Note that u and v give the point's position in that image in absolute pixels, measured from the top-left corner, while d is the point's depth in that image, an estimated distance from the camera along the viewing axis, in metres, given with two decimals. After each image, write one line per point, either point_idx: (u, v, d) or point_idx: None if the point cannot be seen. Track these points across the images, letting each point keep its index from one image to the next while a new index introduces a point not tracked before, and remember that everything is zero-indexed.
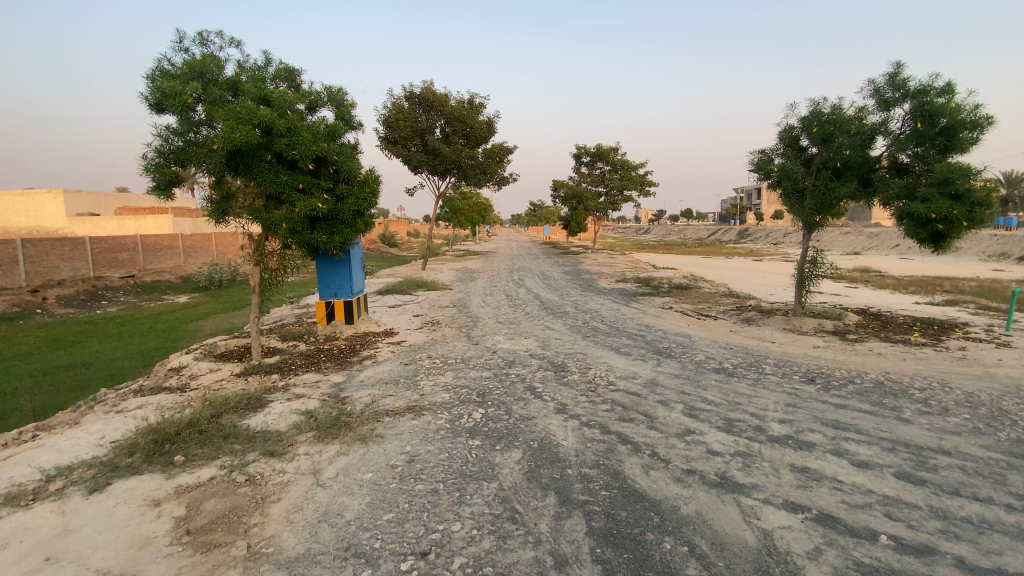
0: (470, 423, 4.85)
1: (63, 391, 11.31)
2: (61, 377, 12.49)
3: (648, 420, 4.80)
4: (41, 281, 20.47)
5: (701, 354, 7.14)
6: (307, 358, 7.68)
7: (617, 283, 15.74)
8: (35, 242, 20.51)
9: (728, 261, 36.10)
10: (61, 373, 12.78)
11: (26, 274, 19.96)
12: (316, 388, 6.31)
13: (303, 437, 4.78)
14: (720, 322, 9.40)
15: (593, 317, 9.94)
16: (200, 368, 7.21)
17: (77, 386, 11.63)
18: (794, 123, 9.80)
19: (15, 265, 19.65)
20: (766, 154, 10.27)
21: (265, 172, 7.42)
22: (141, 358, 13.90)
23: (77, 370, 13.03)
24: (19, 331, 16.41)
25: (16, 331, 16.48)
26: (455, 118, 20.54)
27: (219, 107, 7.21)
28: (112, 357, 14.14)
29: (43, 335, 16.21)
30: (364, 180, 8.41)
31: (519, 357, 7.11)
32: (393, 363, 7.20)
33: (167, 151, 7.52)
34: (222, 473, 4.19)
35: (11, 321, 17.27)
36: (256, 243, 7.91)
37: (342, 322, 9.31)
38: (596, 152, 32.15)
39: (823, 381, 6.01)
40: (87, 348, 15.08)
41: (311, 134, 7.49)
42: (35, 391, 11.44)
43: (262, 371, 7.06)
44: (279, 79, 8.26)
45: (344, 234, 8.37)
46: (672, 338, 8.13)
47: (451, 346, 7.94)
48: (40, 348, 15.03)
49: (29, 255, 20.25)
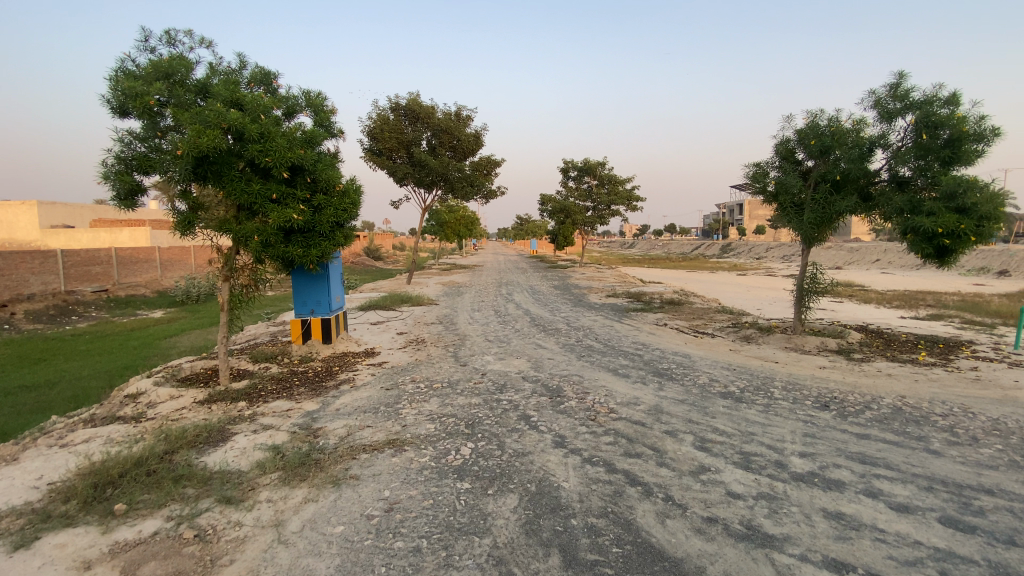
0: (458, 461, 4.31)
1: (25, 414, 10.50)
2: (20, 398, 11.62)
3: (656, 455, 4.31)
4: (10, 295, 19.35)
5: (704, 376, 6.70)
6: (278, 383, 7.05)
7: (608, 298, 15.35)
8: (3, 255, 19.49)
9: (715, 275, 36.04)
10: (23, 394, 11.90)
11: None
12: (286, 418, 5.71)
13: (267, 478, 4.19)
14: (718, 340, 8.99)
15: (586, 335, 9.46)
16: (159, 394, 6.52)
17: (39, 408, 10.78)
18: (789, 136, 9.57)
19: None
20: (761, 167, 10.00)
21: (236, 180, 6.85)
22: (108, 378, 13.07)
23: (41, 391, 12.14)
24: None
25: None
26: (441, 130, 20.18)
27: (185, 110, 6.64)
28: (79, 377, 13.25)
29: (6, 353, 15.22)
30: (344, 190, 7.85)
31: (510, 380, 6.59)
32: (372, 388, 6.61)
33: (127, 157, 6.90)
34: (168, 527, 3.58)
35: None
36: (226, 257, 7.33)
37: (318, 341, 8.70)
38: (583, 167, 32.04)
39: (838, 407, 5.59)
40: (52, 366, 14.18)
41: (286, 139, 6.92)
42: None
43: (228, 398, 6.41)
44: (253, 82, 7.74)
45: (321, 247, 7.80)
46: (671, 357, 7.69)
47: (436, 368, 7.38)
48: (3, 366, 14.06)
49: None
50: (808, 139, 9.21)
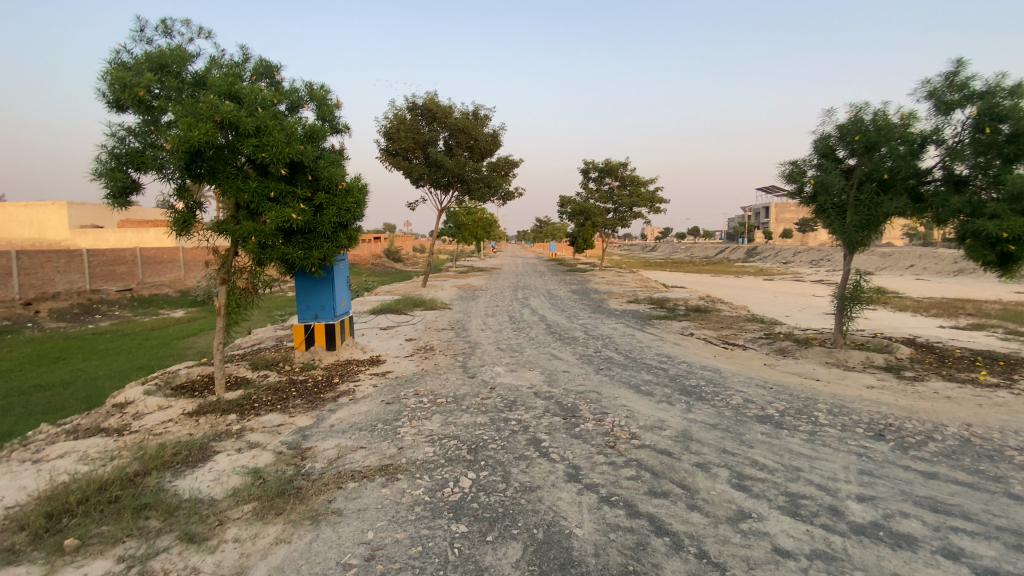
0: (455, 496, 3.74)
1: (37, 415, 10.33)
2: (35, 398, 11.47)
3: (686, 495, 3.69)
4: (35, 294, 19.75)
5: (738, 395, 6.02)
6: (274, 393, 6.60)
7: (629, 304, 14.67)
8: (29, 254, 19.76)
9: (739, 280, 34.92)
10: (38, 394, 11.79)
11: (20, 286, 19.21)
12: (274, 435, 5.23)
13: (239, 511, 3.69)
14: (751, 352, 8.27)
15: (606, 345, 8.83)
16: (148, 404, 6.13)
17: (50, 409, 10.58)
18: (829, 132, 8.80)
19: (8, 278, 18.89)
20: (797, 165, 9.24)
21: (232, 176, 6.42)
22: (123, 379, 12.87)
23: (55, 391, 12.02)
24: (4, 346, 15.51)
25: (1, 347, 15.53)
26: (458, 130, 19.74)
27: (178, 101, 6.21)
28: (95, 377, 13.09)
29: (26, 352, 15.23)
30: (348, 188, 7.40)
31: (520, 395, 6.00)
32: (372, 402, 6.10)
33: (119, 153, 6.50)
34: (116, 570, 3.07)
35: None
36: (223, 258, 6.93)
37: (322, 347, 8.27)
38: (604, 168, 31.28)
39: (895, 437, 4.87)
40: (70, 366, 14.10)
41: (285, 133, 6.45)
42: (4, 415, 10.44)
43: (218, 410, 5.97)
44: (254, 74, 7.32)
45: (322, 249, 7.36)
46: (699, 372, 7.01)
47: (442, 380, 6.85)
48: (21, 365, 14.02)
49: (22, 267, 19.49)
50: (850, 135, 8.46)
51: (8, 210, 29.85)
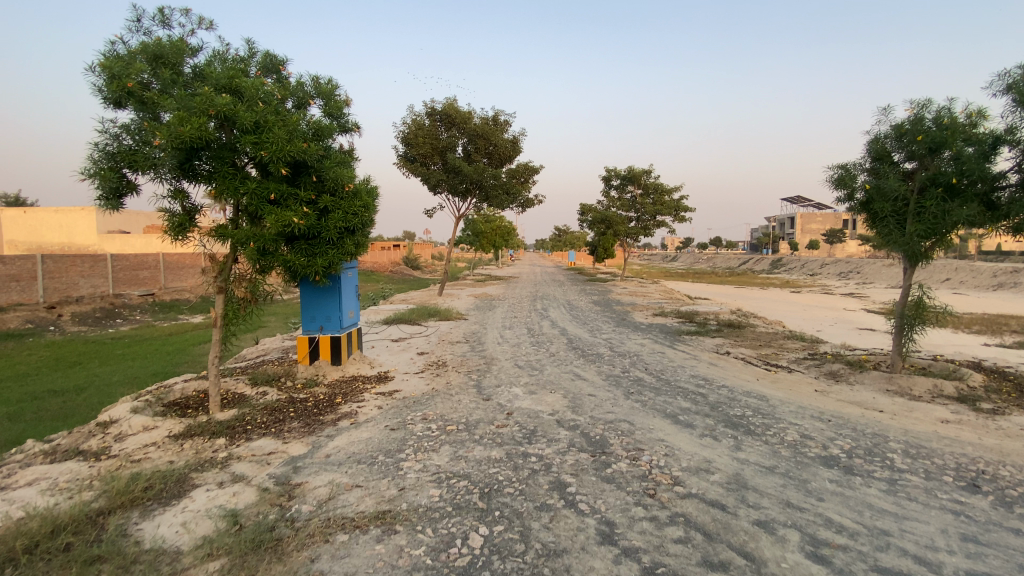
0: (463, 560, 3.06)
1: (47, 421, 10.00)
2: (47, 404, 11.14)
3: (751, 568, 2.95)
4: (59, 298, 19.88)
5: (792, 430, 5.23)
6: (270, 414, 6.00)
7: (655, 318, 13.86)
8: (55, 258, 19.99)
9: (766, 292, 33.69)
10: (51, 399, 11.49)
11: (44, 289, 19.35)
12: (263, 466, 4.61)
13: (203, 570, 3.08)
14: (796, 376, 7.46)
15: (634, 364, 8.07)
16: (132, 423, 5.56)
17: (59, 417, 10.21)
18: (884, 133, 7.99)
19: (34, 280, 19.04)
20: (847, 169, 8.43)
21: (229, 176, 5.88)
22: (137, 386, 12.50)
23: (67, 397, 11.70)
24: (24, 349, 15.41)
25: (19, 350, 15.37)
26: (477, 135, 19.24)
27: (172, 92, 5.67)
28: (109, 383, 12.74)
29: (44, 355, 15.06)
30: (356, 190, 6.83)
31: (541, 424, 5.30)
32: (375, 427, 5.46)
33: (109, 150, 5.98)
34: None
35: (20, 338, 16.34)
36: (221, 266, 6.38)
37: (326, 362, 7.68)
38: (627, 175, 30.49)
39: (993, 489, 4.03)
40: (86, 371, 13.83)
41: (286, 129, 5.90)
42: (14, 421, 10.10)
43: (206, 433, 5.38)
44: (257, 67, 6.81)
45: (327, 256, 6.79)
46: (742, 400, 6.23)
47: (454, 402, 6.17)
48: (38, 369, 13.82)
49: (48, 271, 19.67)
50: (910, 136, 7.65)
51: (41, 215, 29.94)
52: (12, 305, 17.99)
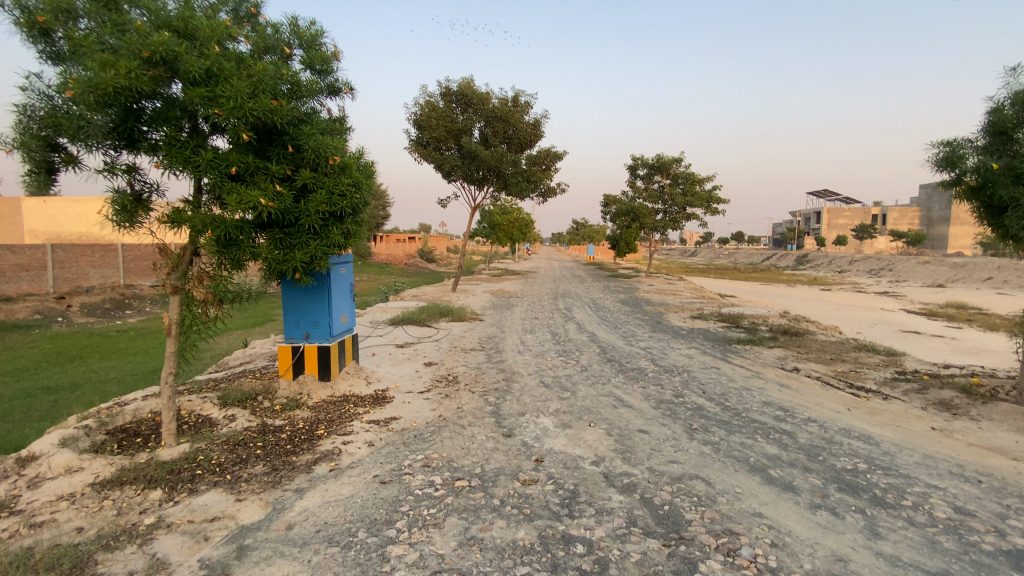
0: None
1: (30, 425, 8.82)
2: (37, 403, 10.00)
3: None
4: (69, 288, 18.98)
5: (937, 499, 3.73)
6: (232, 450, 4.69)
7: (694, 321, 12.32)
8: (65, 246, 19.07)
9: (796, 289, 31.82)
10: (42, 398, 10.35)
11: (54, 279, 18.50)
12: (196, 545, 3.27)
13: None
14: (895, 407, 5.91)
15: (686, 384, 6.60)
16: (51, 464, 4.26)
17: (45, 418, 9.03)
18: (1006, 101, 6.34)
19: (44, 270, 18.22)
20: (958, 146, 6.71)
21: (178, 145, 4.54)
22: (136, 383, 11.34)
23: (59, 395, 10.54)
24: (27, 341, 14.42)
25: (21, 342, 14.38)
26: (496, 117, 17.74)
27: (105, 32, 4.33)
28: (105, 380, 11.59)
29: (46, 348, 14.04)
30: (344, 164, 5.45)
31: (583, 482, 3.88)
32: (361, 478, 4.09)
33: (36, 113, 4.59)
34: None
35: (26, 329, 15.38)
36: (175, 260, 5.03)
37: (313, 377, 6.37)
38: (654, 164, 28.77)
39: None
40: (84, 366, 12.74)
41: (249, 81, 4.54)
42: None
43: (141, 481, 4.07)
44: (227, 13, 5.28)
45: (308, 249, 5.41)
46: (845, 444, 4.71)
47: (466, 439, 4.79)
48: (37, 363, 12.80)
49: (58, 260, 18.83)
50: None
51: (60, 203, 29.10)
52: (19, 296, 17.12)
